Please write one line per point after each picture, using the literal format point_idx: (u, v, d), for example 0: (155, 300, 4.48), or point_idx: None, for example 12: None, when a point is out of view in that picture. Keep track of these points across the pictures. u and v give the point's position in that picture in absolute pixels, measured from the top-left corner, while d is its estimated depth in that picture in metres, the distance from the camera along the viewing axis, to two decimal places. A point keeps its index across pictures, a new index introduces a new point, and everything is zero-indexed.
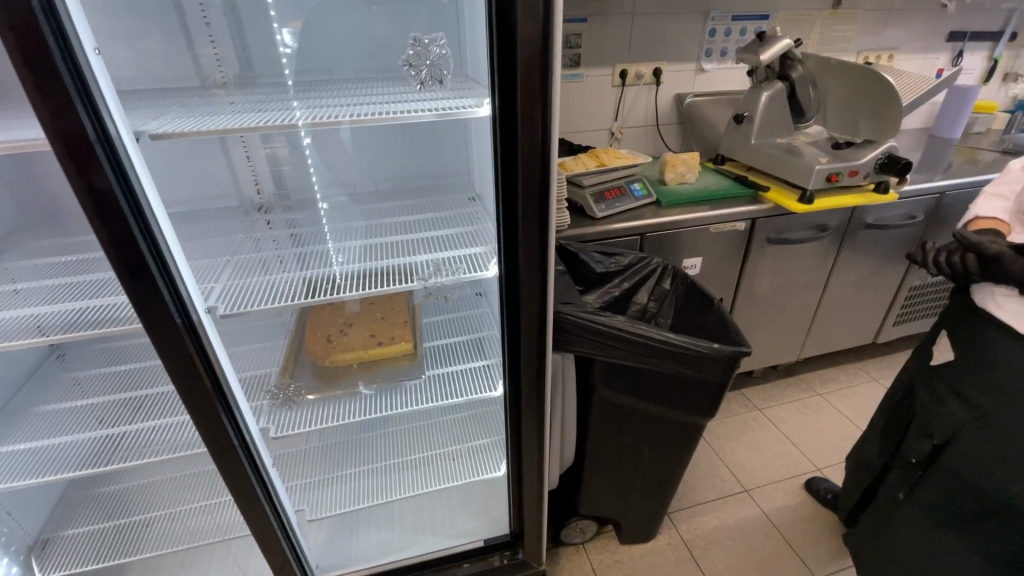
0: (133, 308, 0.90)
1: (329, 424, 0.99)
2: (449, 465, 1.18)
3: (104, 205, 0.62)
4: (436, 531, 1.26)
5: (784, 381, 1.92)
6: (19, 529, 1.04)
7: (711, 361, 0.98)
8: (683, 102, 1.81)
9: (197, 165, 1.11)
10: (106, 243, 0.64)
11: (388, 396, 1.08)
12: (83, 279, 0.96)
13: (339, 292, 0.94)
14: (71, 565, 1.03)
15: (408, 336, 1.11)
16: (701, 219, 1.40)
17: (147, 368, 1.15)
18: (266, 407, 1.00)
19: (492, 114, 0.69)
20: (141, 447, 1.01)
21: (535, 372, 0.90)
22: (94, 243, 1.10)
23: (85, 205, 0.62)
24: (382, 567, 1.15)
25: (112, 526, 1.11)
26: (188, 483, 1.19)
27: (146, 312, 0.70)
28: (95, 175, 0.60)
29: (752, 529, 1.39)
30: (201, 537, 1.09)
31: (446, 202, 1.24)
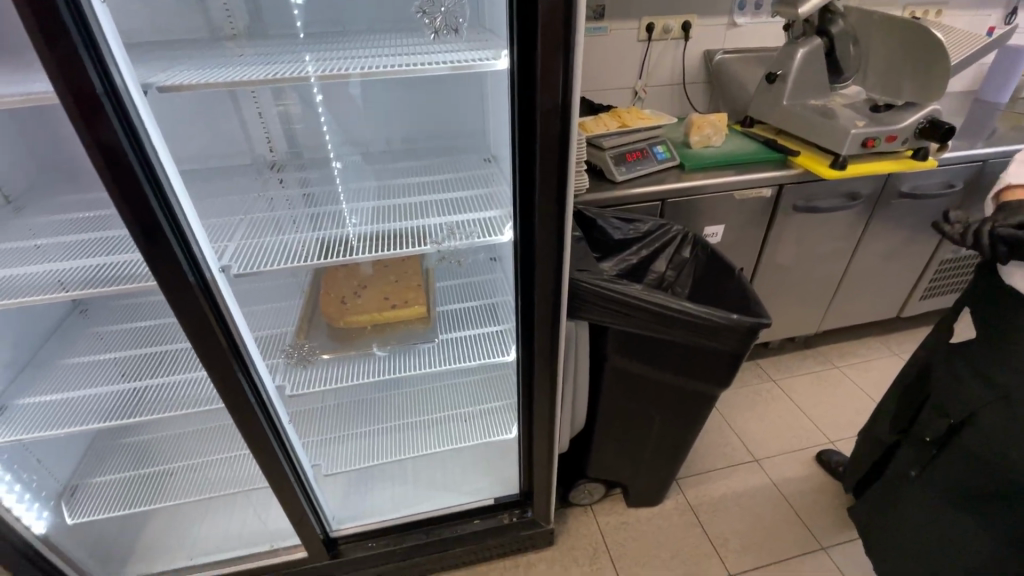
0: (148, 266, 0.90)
1: (343, 383, 1.01)
2: (462, 426, 1.20)
3: (115, 164, 0.61)
4: (449, 488, 1.29)
5: (800, 352, 1.89)
6: (51, 477, 1.09)
7: (729, 332, 0.96)
8: (712, 59, 1.71)
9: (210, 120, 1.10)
10: (119, 203, 0.64)
11: (401, 357, 1.08)
12: (99, 236, 0.97)
13: (350, 254, 0.93)
14: (100, 511, 1.08)
15: (422, 299, 1.11)
16: (725, 185, 1.34)
17: (167, 325, 1.18)
18: (282, 365, 1.01)
19: (510, 69, 0.65)
20: (163, 401, 1.04)
21: (548, 338, 0.89)
22: (109, 200, 1.10)
23: (96, 163, 0.61)
24: (396, 521, 1.19)
25: (138, 475, 1.16)
26: (210, 436, 1.24)
27: (161, 272, 0.70)
28: (105, 132, 0.59)
29: (760, 498, 1.40)
30: (222, 487, 1.13)
31: (461, 163, 1.21)
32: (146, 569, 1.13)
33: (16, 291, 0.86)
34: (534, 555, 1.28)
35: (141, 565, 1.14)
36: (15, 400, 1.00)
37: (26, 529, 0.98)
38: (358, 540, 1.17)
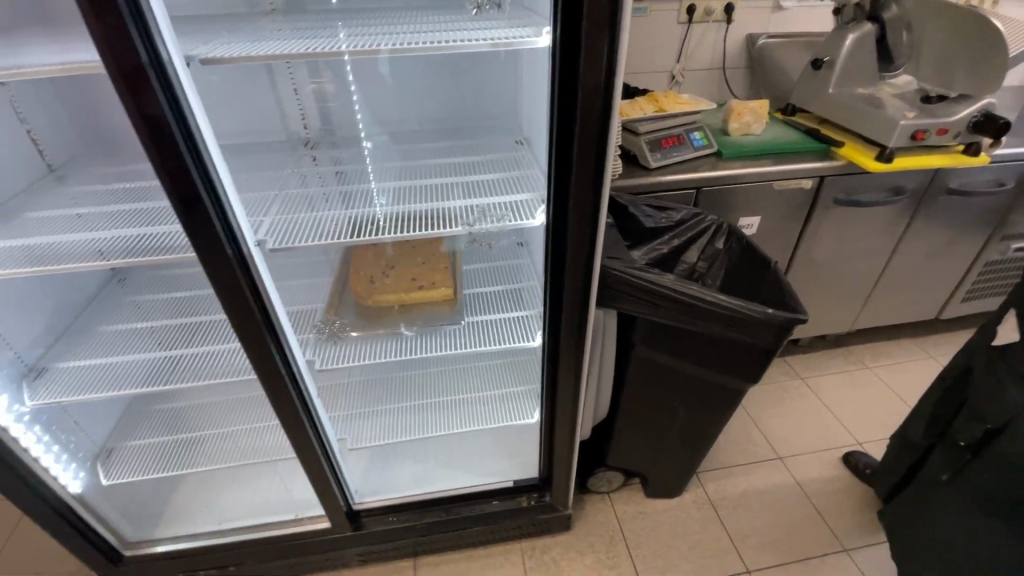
0: (184, 238, 0.92)
1: (372, 361, 1.02)
2: (484, 409, 1.20)
3: (159, 135, 0.62)
4: (469, 469, 1.30)
5: (831, 351, 1.84)
6: (88, 438, 1.13)
7: (762, 326, 0.94)
8: (755, 43, 1.64)
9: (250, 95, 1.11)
10: (162, 174, 0.65)
11: (428, 338, 1.09)
12: (139, 208, 0.99)
13: (382, 232, 0.93)
14: (136, 473, 1.12)
15: (449, 282, 1.11)
16: (763, 175, 1.30)
17: (201, 297, 1.21)
18: (312, 340, 1.03)
19: (552, 47, 0.64)
20: (197, 370, 1.07)
21: (576, 325, 0.88)
22: (148, 173, 1.12)
23: (141, 133, 0.62)
24: (417, 498, 1.21)
25: (172, 441, 1.20)
26: (240, 407, 1.27)
27: (201, 243, 0.71)
28: (149, 104, 0.60)
29: (781, 496, 1.38)
30: (251, 456, 1.17)
31: (492, 145, 1.20)
32: (177, 530, 1.18)
33: (60, 256, 0.88)
34: (551, 539, 1.29)
35: (172, 527, 1.19)
36: (58, 361, 1.03)
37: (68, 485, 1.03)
38: (379, 513, 1.20)
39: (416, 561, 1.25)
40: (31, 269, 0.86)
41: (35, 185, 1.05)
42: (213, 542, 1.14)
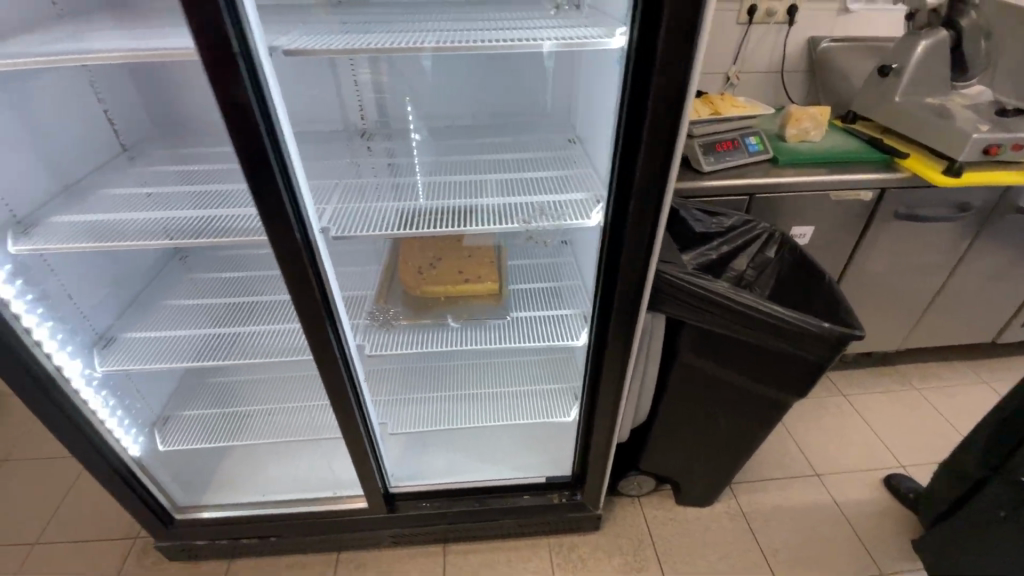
0: (248, 221, 0.96)
1: (420, 348, 1.05)
2: (520, 404, 1.21)
3: (243, 122, 0.65)
4: (501, 461, 1.32)
5: (877, 369, 1.78)
6: (146, 405, 1.20)
7: (815, 340, 0.91)
8: (817, 47, 1.59)
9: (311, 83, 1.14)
10: (243, 159, 0.67)
11: (472, 330, 1.10)
12: (207, 190, 1.04)
13: (438, 225, 0.95)
14: (187, 442, 1.18)
15: (494, 276, 1.12)
16: (819, 184, 1.26)
17: (257, 278, 1.27)
18: (364, 325, 1.06)
19: (627, 48, 0.64)
20: (251, 348, 1.12)
21: (625, 327, 0.88)
22: (213, 156, 1.17)
23: (227, 119, 0.64)
24: (450, 485, 1.24)
25: (221, 413, 1.26)
26: (286, 386, 1.33)
27: (273, 227, 0.74)
28: (237, 91, 0.62)
29: (817, 514, 1.34)
30: (295, 433, 1.22)
31: (544, 142, 1.20)
32: (221, 499, 1.23)
33: (133, 231, 0.92)
34: (578, 537, 1.30)
35: (217, 495, 1.24)
36: (125, 331, 1.09)
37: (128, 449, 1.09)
38: (414, 498, 1.23)
39: (445, 548, 1.28)
40: (98, 243, 0.89)
41: (110, 163, 1.11)
42: (255, 513, 1.20)
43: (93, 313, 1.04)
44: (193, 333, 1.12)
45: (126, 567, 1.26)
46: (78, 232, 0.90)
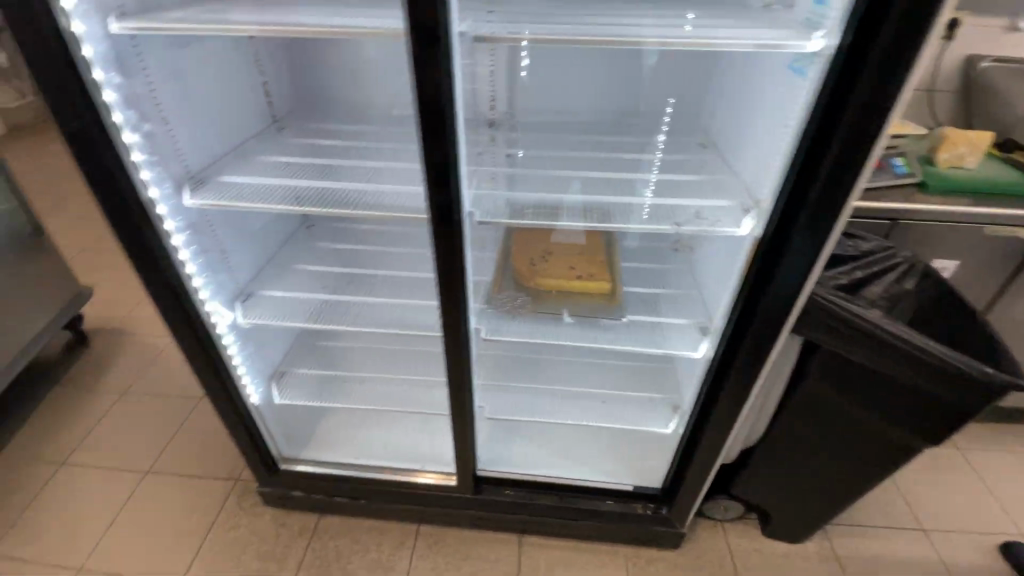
0: (393, 197, 1.00)
1: (534, 337, 1.05)
2: (618, 407, 1.20)
3: (432, 103, 0.67)
4: (585, 462, 1.31)
5: (997, 424, 1.61)
6: (270, 359, 1.28)
7: (973, 387, 0.84)
8: (974, 66, 1.45)
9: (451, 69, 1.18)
10: (424, 139, 0.70)
11: (587, 328, 1.08)
12: (352, 165, 1.10)
13: (561, 219, 0.94)
14: (300, 398, 1.26)
15: (609, 276, 1.12)
16: (973, 216, 1.16)
17: (379, 253, 1.34)
18: (482, 309, 1.10)
19: (830, 53, 0.62)
20: (370, 319, 1.17)
21: (761, 344, 0.84)
22: (352, 134, 1.23)
23: (419, 100, 0.67)
24: (535, 478, 1.25)
25: (331, 375, 1.33)
26: (389, 358, 1.39)
27: (435, 207, 0.77)
28: (434, 74, 0.65)
29: (920, 571, 1.24)
30: (398, 403, 1.27)
31: (677, 144, 1.16)
32: (319, 455, 1.30)
33: (281, 196, 0.97)
34: (656, 551, 1.27)
35: (316, 451, 1.32)
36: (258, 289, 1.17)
37: (253, 396, 1.17)
38: (498, 485, 1.24)
39: (521, 539, 1.29)
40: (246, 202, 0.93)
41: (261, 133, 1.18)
42: (350, 474, 1.26)
43: (238, 269, 1.12)
44: (306, 298, 1.17)
45: (228, 505, 1.37)
46: (235, 192, 0.95)
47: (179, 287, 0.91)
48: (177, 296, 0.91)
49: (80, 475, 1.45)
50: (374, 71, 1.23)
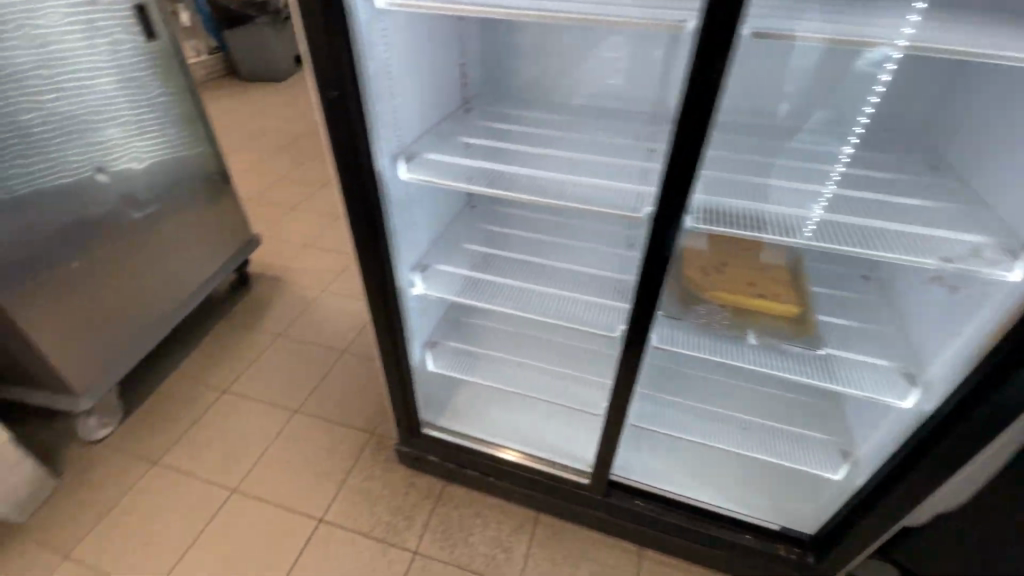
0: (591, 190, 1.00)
1: (717, 358, 1.00)
2: (776, 441, 1.16)
3: (699, 103, 0.64)
4: (720, 488, 1.24)
5: None
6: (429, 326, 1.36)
7: None
8: None
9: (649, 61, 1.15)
10: (676, 139, 0.68)
11: (771, 354, 1.02)
12: (543, 153, 1.12)
13: (732, 225, 0.85)
14: (450, 368, 1.31)
15: (796, 299, 1.06)
16: None
17: (543, 242, 1.37)
18: (664, 320, 1.06)
19: None
20: (539, 306, 1.19)
21: (1006, 408, 0.74)
22: (534, 121, 1.24)
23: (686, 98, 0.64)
24: (668, 495, 1.20)
25: (476, 352, 1.37)
26: (529, 344, 1.40)
27: (663, 208, 0.74)
28: (714, 72, 0.62)
29: None
30: (540, 391, 1.28)
31: (895, 162, 1.03)
32: (455, 426, 1.36)
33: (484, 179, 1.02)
34: None
35: (452, 421, 1.37)
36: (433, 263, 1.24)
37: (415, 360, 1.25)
38: (628, 494, 1.21)
39: (641, 551, 1.26)
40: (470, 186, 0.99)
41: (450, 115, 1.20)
42: (483, 451, 1.29)
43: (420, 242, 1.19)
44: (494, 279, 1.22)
45: (364, 456, 1.47)
46: (447, 171, 1.02)
47: (384, 261, 0.96)
48: (382, 267, 0.97)
49: (239, 405, 1.61)
50: (564, 59, 1.21)
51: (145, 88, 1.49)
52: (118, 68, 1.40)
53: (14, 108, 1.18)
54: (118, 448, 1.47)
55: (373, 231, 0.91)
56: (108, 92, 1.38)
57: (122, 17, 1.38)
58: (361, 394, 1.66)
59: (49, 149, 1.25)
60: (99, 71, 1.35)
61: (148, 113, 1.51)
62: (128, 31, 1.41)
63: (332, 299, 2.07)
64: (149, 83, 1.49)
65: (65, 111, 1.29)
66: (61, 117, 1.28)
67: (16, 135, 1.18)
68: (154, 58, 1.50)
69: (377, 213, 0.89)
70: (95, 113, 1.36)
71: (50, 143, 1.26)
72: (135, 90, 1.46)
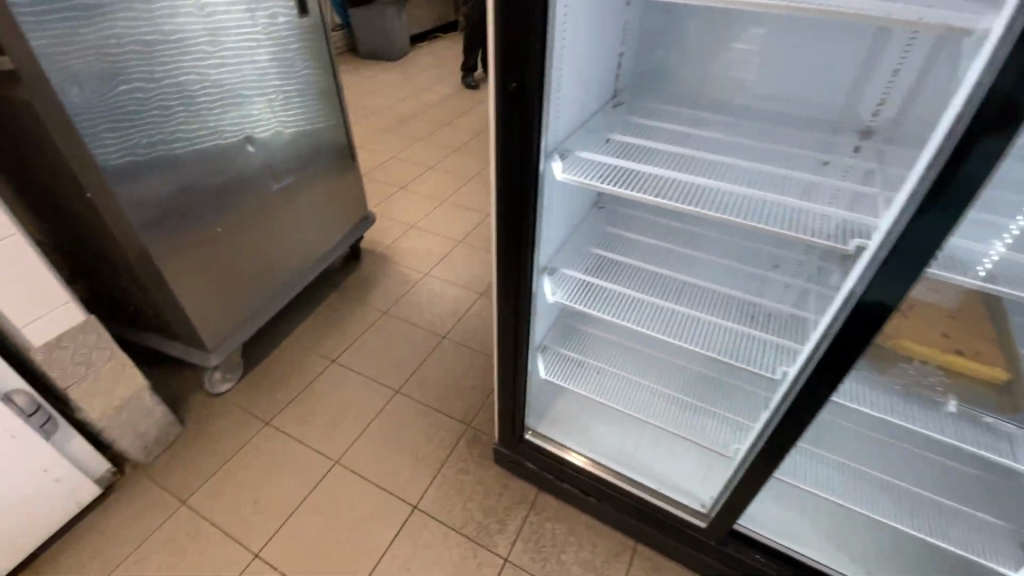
0: (773, 207, 0.88)
1: (907, 423, 0.87)
2: (943, 523, 0.96)
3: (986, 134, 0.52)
4: (854, 558, 1.08)
5: None
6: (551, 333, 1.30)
7: None
8: None
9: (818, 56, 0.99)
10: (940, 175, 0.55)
11: (978, 431, 0.88)
12: (708, 159, 1.01)
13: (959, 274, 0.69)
14: (563, 377, 1.24)
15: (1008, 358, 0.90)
16: None
17: (680, 258, 1.28)
18: (857, 375, 0.95)
19: None
20: (685, 332, 1.11)
21: None
22: (693, 122, 1.12)
23: (968, 127, 0.52)
24: (795, 556, 1.05)
25: (588, 364, 1.28)
26: (645, 364, 1.29)
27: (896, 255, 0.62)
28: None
29: None
30: (661, 418, 1.18)
31: None
32: (556, 434, 1.29)
33: (645, 186, 0.93)
34: None
35: (553, 429, 1.31)
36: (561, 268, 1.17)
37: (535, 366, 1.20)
38: (749, 546, 1.08)
39: None
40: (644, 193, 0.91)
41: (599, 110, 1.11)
42: (586, 466, 1.21)
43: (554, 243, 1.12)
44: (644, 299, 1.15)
45: (459, 448, 1.45)
46: (603, 173, 0.94)
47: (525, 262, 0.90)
48: (521, 267, 0.91)
49: (344, 377, 1.66)
50: (727, 52, 1.06)
51: (292, 63, 1.52)
52: (272, 41, 1.43)
53: (185, 75, 1.23)
54: (235, 404, 1.57)
55: (521, 231, 0.86)
56: (261, 64, 1.42)
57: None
58: (459, 384, 1.65)
59: (209, 117, 1.31)
60: (257, 43, 1.39)
61: (292, 87, 1.55)
62: (285, 5, 1.44)
63: (434, 283, 2.09)
64: (295, 58, 1.53)
65: (226, 81, 1.33)
66: (222, 86, 1.32)
67: (185, 101, 1.24)
68: (303, 33, 1.53)
69: (530, 212, 0.83)
70: (249, 84, 1.40)
71: (211, 110, 1.31)
72: (283, 63, 1.49)
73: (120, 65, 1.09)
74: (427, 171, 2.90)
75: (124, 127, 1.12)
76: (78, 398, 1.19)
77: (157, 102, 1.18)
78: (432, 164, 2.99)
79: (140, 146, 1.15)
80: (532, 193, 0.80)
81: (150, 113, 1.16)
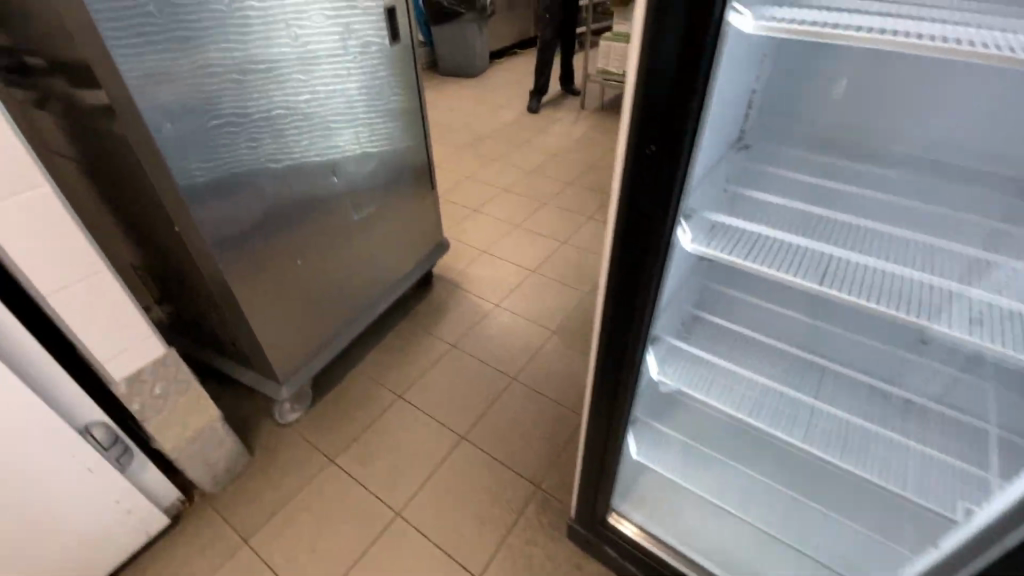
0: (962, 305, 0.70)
1: None
2: None
3: None
4: None
5: None
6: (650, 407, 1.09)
7: None
8: None
9: (934, 96, 0.78)
10: None
11: None
12: (868, 229, 0.82)
13: None
14: (658, 463, 1.09)
15: None
16: None
17: (805, 329, 1.07)
18: None
19: None
20: (819, 434, 0.91)
21: None
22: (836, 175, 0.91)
23: None
24: None
25: (685, 445, 1.13)
26: (749, 450, 1.12)
27: None
28: None
29: None
30: (761, 522, 1.05)
31: None
32: (643, 516, 1.12)
33: (774, 255, 0.78)
34: None
35: (639, 510, 1.14)
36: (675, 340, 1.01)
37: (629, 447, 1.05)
38: None
39: None
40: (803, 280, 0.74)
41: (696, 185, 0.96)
42: (677, 562, 1.04)
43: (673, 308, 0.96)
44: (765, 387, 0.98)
45: (528, 513, 1.32)
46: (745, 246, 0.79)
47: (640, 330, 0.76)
48: (631, 336, 0.77)
49: (410, 416, 1.58)
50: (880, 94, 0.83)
51: (381, 89, 1.48)
52: (363, 67, 1.39)
53: (279, 105, 1.20)
54: (302, 436, 1.53)
55: (639, 297, 0.72)
56: (351, 92, 1.38)
57: (375, 16, 1.37)
58: (530, 436, 1.52)
59: (297, 146, 1.28)
60: (348, 70, 1.35)
61: (378, 113, 1.50)
62: (378, 31, 1.39)
63: (506, 315, 1.98)
64: (384, 84, 1.48)
65: (316, 110, 1.30)
66: (311, 115, 1.29)
67: (276, 131, 1.21)
68: (393, 59, 1.48)
69: (654, 278, 0.68)
70: (338, 112, 1.36)
71: (300, 139, 1.28)
72: (372, 90, 1.45)
73: (217, 98, 1.06)
74: (501, 193, 2.83)
75: (216, 161, 1.09)
76: (152, 431, 1.18)
77: (250, 133, 1.15)
78: (507, 185, 2.91)
79: (227, 181, 1.13)
80: (658, 258, 0.65)
81: (242, 143, 1.14)
